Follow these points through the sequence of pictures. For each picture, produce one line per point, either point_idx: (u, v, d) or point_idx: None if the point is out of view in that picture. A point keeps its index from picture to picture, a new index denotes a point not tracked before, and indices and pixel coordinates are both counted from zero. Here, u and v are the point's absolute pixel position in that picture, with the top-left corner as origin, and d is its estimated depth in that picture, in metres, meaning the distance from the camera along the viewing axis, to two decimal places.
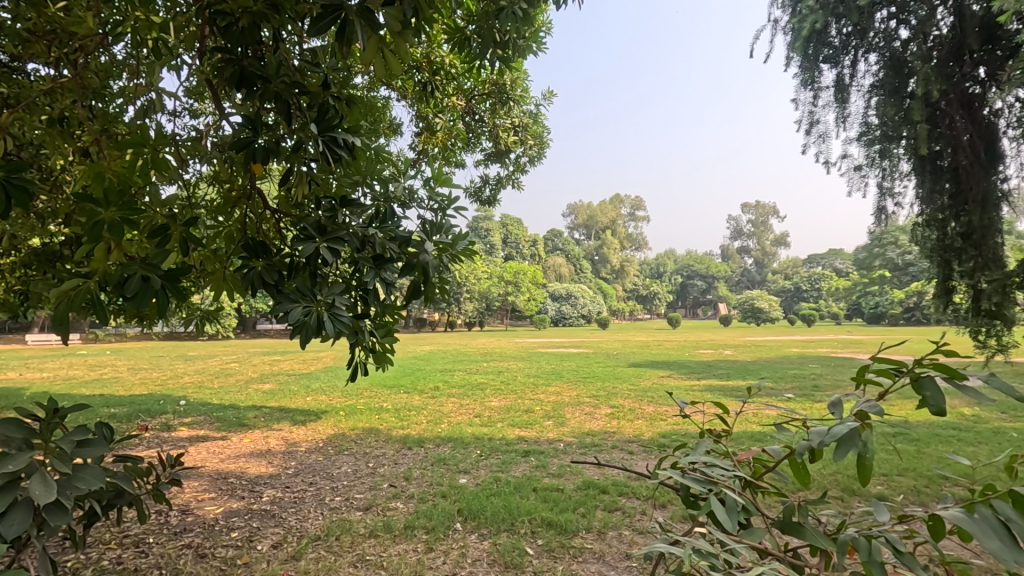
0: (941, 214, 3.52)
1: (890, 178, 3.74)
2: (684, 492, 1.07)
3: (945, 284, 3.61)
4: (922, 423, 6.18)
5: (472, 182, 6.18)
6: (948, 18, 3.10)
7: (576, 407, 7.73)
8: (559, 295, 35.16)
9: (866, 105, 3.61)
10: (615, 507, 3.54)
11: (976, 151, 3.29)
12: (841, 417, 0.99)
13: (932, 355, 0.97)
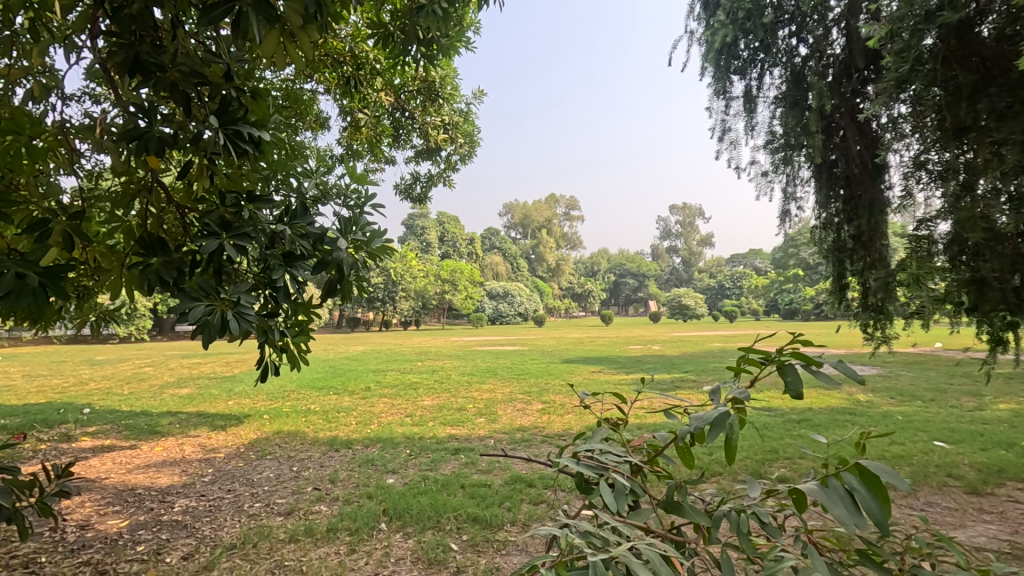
0: (837, 218, 3.80)
1: (794, 184, 3.99)
2: (578, 479, 1.13)
3: (840, 281, 3.89)
4: (824, 410, 6.72)
5: (402, 179, 6.10)
6: (838, 39, 3.38)
7: (509, 404, 7.82)
8: (496, 294, 35.31)
9: (771, 115, 3.86)
10: (540, 499, 3.64)
11: (865, 161, 3.58)
12: (718, 403, 1.08)
13: (792, 345, 1.07)
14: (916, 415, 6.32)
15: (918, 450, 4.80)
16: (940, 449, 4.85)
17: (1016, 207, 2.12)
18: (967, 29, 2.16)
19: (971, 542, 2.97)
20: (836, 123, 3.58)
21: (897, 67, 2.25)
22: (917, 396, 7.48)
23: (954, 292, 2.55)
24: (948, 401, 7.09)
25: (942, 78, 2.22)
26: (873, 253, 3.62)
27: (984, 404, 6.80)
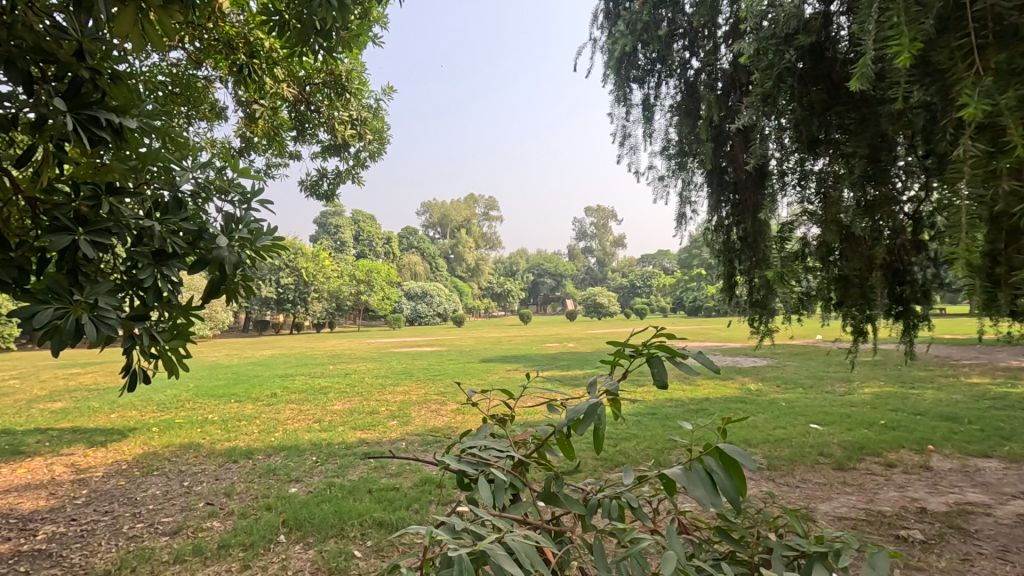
0: (728, 221, 3.63)
1: (691, 189, 3.76)
2: (459, 476, 1.14)
3: (730, 279, 3.75)
4: (720, 399, 7.24)
5: (307, 175, 5.84)
6: (726, 55, 3.07)
7: (423, 405, 7.73)
8: (414, 294, 34.76)
9: (667, 123, 3.54)
10: (449, 499, 3.63)
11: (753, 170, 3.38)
12: (593, 395, 1.12)
13: (658, 337, 1.13)
14: (797, 401, 6.98)
15: (796, 433, 5.30)
16: (815, 431, 5.38)
17: (866, 212, 2.23)
18: (822, 51, 2.13)
19: (835, 512, 3.32)
20: (725, 132, 3.26)
21: (761, 84, 2.12)
22: (798, 384, 8.26)
23: (825, 287, 2.63)
24: (823, 387, 7.89)
25: (799, 95, 2.16)
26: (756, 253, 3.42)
27: (852, 389, 7.64)
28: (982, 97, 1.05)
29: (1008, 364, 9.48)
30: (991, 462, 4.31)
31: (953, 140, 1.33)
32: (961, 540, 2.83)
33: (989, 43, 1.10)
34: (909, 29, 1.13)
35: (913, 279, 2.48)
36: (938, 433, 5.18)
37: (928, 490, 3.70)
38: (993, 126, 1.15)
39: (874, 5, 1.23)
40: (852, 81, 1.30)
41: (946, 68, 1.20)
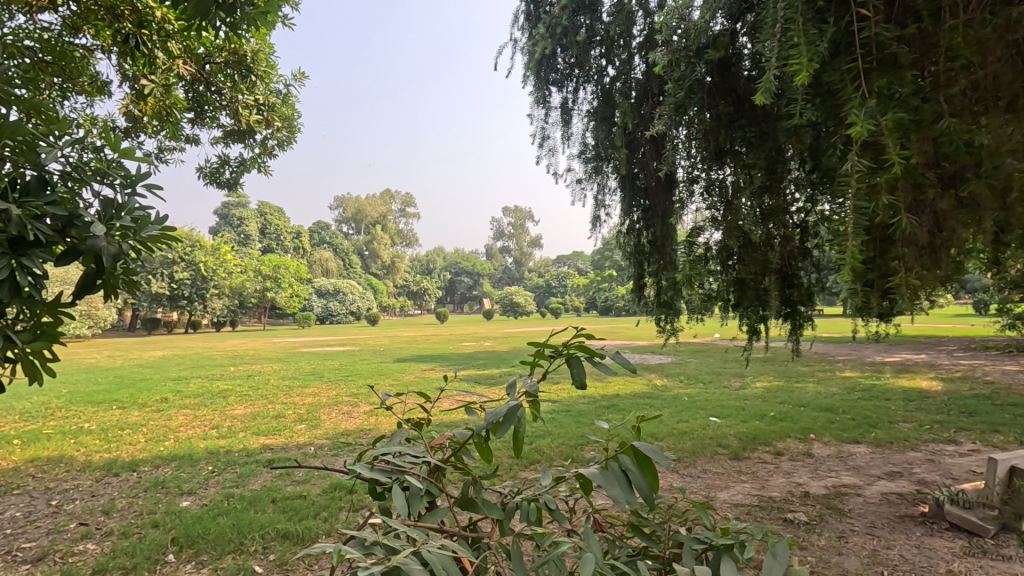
0: (639, 225, 3.62)
1: (604, 193, 3.73)
2: (371, 485, 1.07)
3: (638, 281, 3.75)
4: (629, 395, 7.56)
5: (206, 162, 5.39)
6: (640, 66, 3.12)
7: (334, 407, 7.41)
8: (325, 292, 33.33)
9: (584, 127, 3.54)
10: (360, 505, 3.50)
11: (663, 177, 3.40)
12: (513, 396, 1.10)
13: (578, 337, 1.13)
14: (698, 395, 7.44)
15: (698, 426, 5.63)
16: (714, 423, 5.75)
17: (763, 220, 2.41)
18: (728, 66, 2.25)
19: (731, 500, 3.56)
20: (638, 139, 3.30)
21: (676, 93, 2.21)
22: (699, 379, 8.80)
23: (723, 289, 2.75)
24: (722, 382, 8.48)
25: (708, 107, 2.26)
26: (664, 257, 3.47)
27: (745, 383, 8.27)
28: (867, 117, 1.14)
29: (874, 359, 10.69)
30: (861, 448, 4.82)
31: (841, 156, 1.44)
32: (837, 519, 3.13)
33: (873, 67, 1.20)
34: (806, 49, 1.21)
35: (800, 283, 2.66)
36: (818, 422, 5.73)
37: (810, 475, 4.07)
38: (875, 144, 1.25)
39: (776, 25, 1.31)
40: (757, 94, 1.36)
41: (837, 88, 1.29)
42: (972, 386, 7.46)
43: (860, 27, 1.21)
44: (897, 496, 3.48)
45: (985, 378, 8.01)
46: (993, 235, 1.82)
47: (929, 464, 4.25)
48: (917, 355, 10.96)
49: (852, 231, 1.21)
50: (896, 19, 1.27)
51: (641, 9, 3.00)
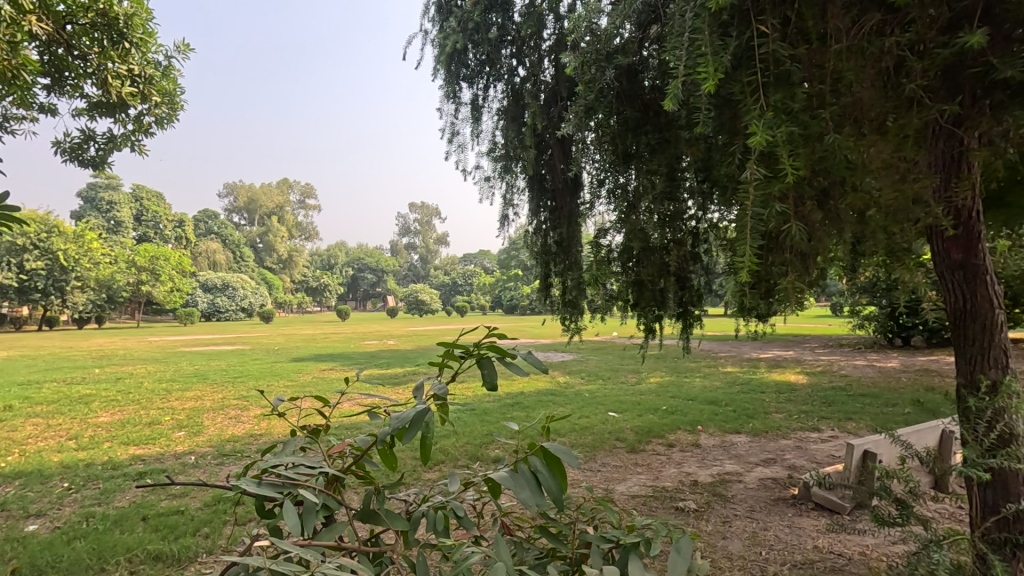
0: (545, 225, 3.62)
1: (512, 193, 3.69)
2: (258, 502, 0.96)
3: (545, 281, 3.75)
4: (533, 393, 7.70)
5: (66, 136, 4.71)
6: (550, 69, 3.13)
7: (219, 411, 6.82)
8: (212, 286, 30.71)
9: (494, 125, 3.48)
10: (248, 518, 3.23)
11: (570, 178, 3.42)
12: (420, 400, 1.04)
13: (489, 337, 1.09)
14: (598, 392, 7.74)
15: (598, 421, 5.85)
16: (613, 418, 6.00)
17: (662, 225, 2.52)
18: (635, 73, 2.32)
19: (629, 492, 3.72)
20: (546, 140, 3.30)
21: (586, 95, 2.25)
22: (598, 376, 9.17)
23: (624, 290, 2.82)
24: (619, 379, 8.88)
25: (616, 111, 2.32)
26: (570, 257, 3.50)
27: (640, 379, 8.73)
28: (765, 128, 1.22)
29: (751, 355, 11.75)
30: (742, 437, 5.26)
31: (738, 165, 1.54)
32: (721, 505, 3.38)
33: (770, 82, 1.29)
34: (713, 58, 1.27)
35: (691, 286, 2.81)
36: (704, 414, 6.17)
37: (698, 464, 4.37)
38: (770, 155, 1.34)
39: (684, 35, 1.36)
40: (665, 100, 1.40)
41: (738, 99, 1.37)
42: (830, 379, 8.44)
43: (759, 43, 1.30)
44: (772, 481, 3.82)
45: (839, 372, 9.10)
46: (856, 245, 2.04)
47: (798, 450, 4.73)
48: (786, 352, 12.20)
49: (749, 235, 1.28)
50: (790, 39, 1.38)
51: (551, 12, 3.02)
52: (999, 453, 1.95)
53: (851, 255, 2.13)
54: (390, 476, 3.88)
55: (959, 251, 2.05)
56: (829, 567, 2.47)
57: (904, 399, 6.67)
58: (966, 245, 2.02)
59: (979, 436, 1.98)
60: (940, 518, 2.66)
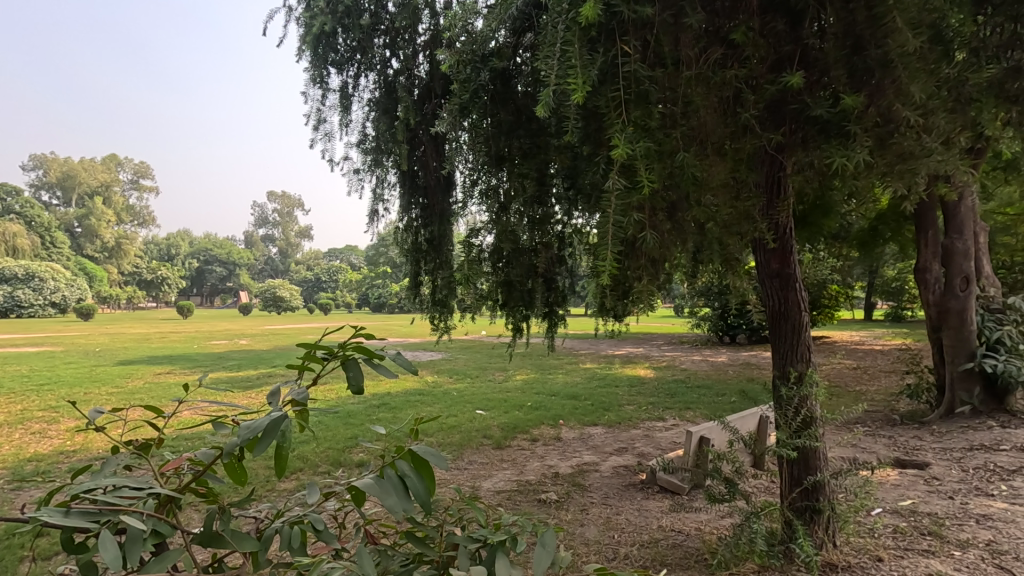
0: (416, 222, 3.52)
1: (383, 187, 3.52)
2: (65, 535, 0.81)
3: (414, 279, 3.65)
4: (400, 393, 7.53)
5: None
6: (424, 65, 3.06)
7: (17, 426, 5.70)
8: (9, 276, 25.61)
9: (364, 117, 3.30)
10: (53, 551, 2.73)
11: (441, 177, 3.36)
12: (275, 407, 0.95)
13: (356, 338, 1.03)
14: (466, 390, 7.81)
15: (465, 419, 5.88)
16: (480, 416, 6.08)
17: (531, 228, 2.59)
18: (508, 78, 2.37)
19: (494, 488, 3.79)
20: (419, 136, 3.21)
21: (461, 95, 2.24)
22: (467, 374, 9.23)
23: (494, 290, 2.83)
24: (487, 376, 9.04)
25: (489, 113, 2.36)
26: (441, 256, 3.46)
27: (507, 377, 8.96)
28: (627, 141, 1.30)
29: (607, 352, 12.65)
30: (598, 429, 5.63)
31: (602, 174, 1.64)
32: (580, 494, 3.59)
33: (631, 98, 1.39)
34: (582, 71, 1.32)
35: (557, 287, 2.92)
36: (565, 409, 6.50)
37: (560, 456, 4.60)
38: (630, 167, 1.44)
39: (556, 45, 1.41)
40: (537, 107, 1.42)
41: (605, 112, 1.45)
42: (673, 373, 9.39)
43: (623, 61, 1.40)
44: (624, 468, 4.14)
45: (681, 367, 10.14)
46: (698, 253, 2.28)
47: (646, 439, 5.18)
48: (637, 349, 13.33)
49: (610, 241, 1.35)
50: (649, 61, 1.50)
51: (427, 8, 2.97)
52: (803, 433, 2.30)
53: (693, 262, 2.38)
54: (238, 490, 3.54)
55: (777, 261, 2.39)
56: (671, 544, 2.73)
57: (731, 389, 7.63)
58: (782, 256, 2.37)
59: (789, 419, 2.33)
60: (758, 491, 3.08)
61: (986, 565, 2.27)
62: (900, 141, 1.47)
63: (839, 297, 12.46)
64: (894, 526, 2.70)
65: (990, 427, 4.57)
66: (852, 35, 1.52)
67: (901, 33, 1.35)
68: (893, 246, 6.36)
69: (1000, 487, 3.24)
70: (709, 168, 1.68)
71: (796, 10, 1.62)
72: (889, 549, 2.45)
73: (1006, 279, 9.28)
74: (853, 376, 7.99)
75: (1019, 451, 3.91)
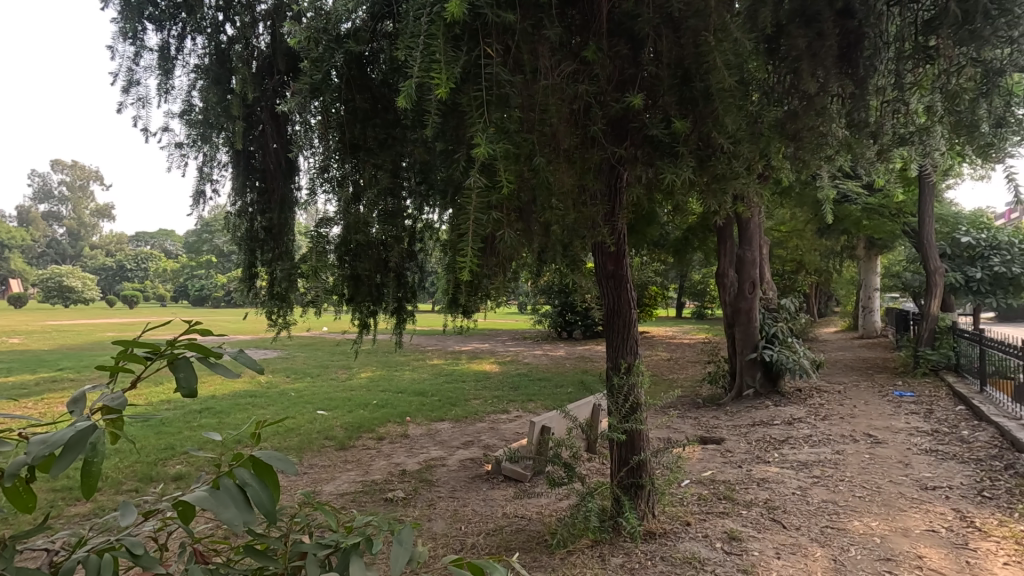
0: (252, 208, 3.20)
1: (211, 166, 3.14)
2: None
3: (248, 270, 3.31)
4: (226, 396, 6.80)
5: None
6: (264, 36, 2.80)
7: None
8: None
9: (191, 84, 2.91)
10: None
11: (282, 160, 3.09)
12: (80, 416, 0.81)
13: (188, 334, 0.92)
14: (305, 390, 7.32)
15: (304, 421, 5.51)
16: (321, 417, 5.75)
17: (383, 221, 2.50)
18: (363, 63, 2.27)
19: (337, 490, 3.62)
20: (257, 114, 2.93)
21: (311, 75, 2.08)
22: (306, 373, 8.65)
23: (340, 285, 2.62)
24: (328, 375, 8.57)
25: (343, 99, 2.23)
26: (281, 246, 3.18)
27: (351, 375, 8.59)
28: (487, 142, 1.33)
29: (454, 348, 12.77)
30: (445, 424, 5.67)
31: (461, 172, 1.65)
32: (427, 489, 3.58)
33: (492, 101, 1.42)
34: (446, 67, 1.31)
35: (407, 283, 2.88)
36: (412, 406, 6.44)
37: (407, 454, 4.54)
38: (490, 167, 1.47)
39: (419, 37, 1.38)
40: (398, 98, 1.37)
41: (468, 111, 1.46)
42: (516, 367, 9.82)
43: (485, 63, 1.43)
44: (470, 461, 4.23)
45: (524, 361, 10.64)
46: (544, 254, 2.42)
47: (491, 431, 5.36)
48: (483, 344, 13.70)
49: (470, 237, 1.35)
50: (510, 66, 1.56)
51: None
52: (631, 418, 2.58)
53: (541, 261, 2.51)
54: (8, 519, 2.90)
55: (612, 263, 2.64)
56: (514, 529, 2.86)
57: (568, 381, 8.22)
58: (616, 259, 2.62)
59: (619, 405, 2.60)
60: (592, 473, 3.36)
61: (764, 520, 2.75)
62: (715, 164, 1.72)
63: (657, 297, 14.10)
64: (699, 494, 3.14)
65: (766, 405, 5.55)
66: (681, 68, 1.73)
67: (719, 71, 1.57)
68: (700, 254, 7.38)
69: (774, 455, 3.95)
70: (558, 174, 1.79)
71: (637, 38, 1.80)
72: (695, 514, 2.84)
73: (781, 284, 11.31)
74: (667, 366, 9.12)
75: (786, 425, 4.81)
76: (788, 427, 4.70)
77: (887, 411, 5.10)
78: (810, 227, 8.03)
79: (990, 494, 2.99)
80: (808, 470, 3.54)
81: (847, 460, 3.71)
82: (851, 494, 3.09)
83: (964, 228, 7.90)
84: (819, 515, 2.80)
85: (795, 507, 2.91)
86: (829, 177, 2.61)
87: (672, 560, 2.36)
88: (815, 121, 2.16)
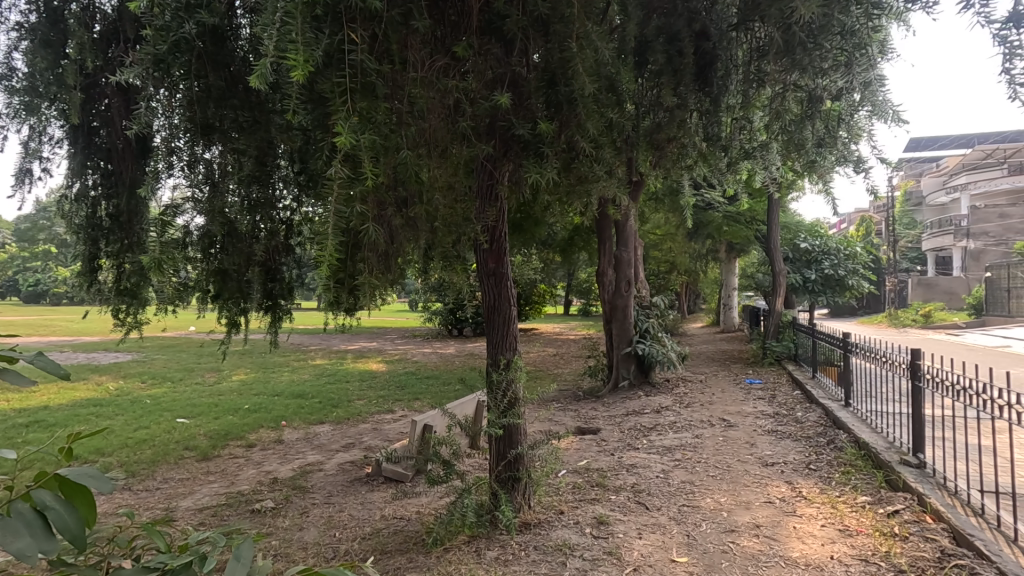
0: (94, 191, 2.81)
1: (40, 140, 2.70)
2: None
3: (90, 263, 2.90)
4: (63, 406, 5.94)
5: None
6: None
7: None
8: None
9: (12, 45, 2.49)
10: None
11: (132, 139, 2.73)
12: None
13: None
14: (163, 396, 6.60)
15: (160, 431, 4.97)
16: (181, 425, 5.22)
17: (249, 209, 2.30)
18: (221, 37, 2.08)
19: (196, 505, 3.31)
20: (99, 85, 2.57)
21: (155, 44, 1.87)
22: (166, 378, 7.80)
23: (201, 279, 2.37)
24: (193, 378, 7.81)
25: (196, 74, 2.01)
26: (129, 235, 2.81)
27: (220, 378, 7.90)
28: (350, 130, 1.27)
29: (339, 348, 12.25)
30: (325, 427, 5.41)
31: (325, 162, 1.56)
32: (300, 497, 3.39)
33: (356, 88, 1.36)
34: (304, 48, 1.23)
35: (282, 278, 2.68)
36: (289, 408, 6.06)
37: (279, 460, 4.26)
38: (354, 158, 1.41)
39: (275, 15, 1.28)
40: (250, 77, 1.26)
41: (329, 98, 1.39)
42: (404, 365, 9.62)
43: (348, 49, 1.37)
44: (349, 464, 4.07)
45: (412, 359, 10.47)
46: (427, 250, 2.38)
47: (373, 432, 5.20)
48: (370, 342, 13.29)
49: (332, 230, 1.27)
50: (377, 54, 1.51)
51: None
52: (509, 413, 2.62)
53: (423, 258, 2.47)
54: None
55: (493, 261, 2.66)
56: (391, 531, 2.79)
57: (455, 378, 8.20)
58: (497, 256, 2.65)
59: (498, 400, 2.63)
60: (472, 469, 3.38)
61: (630, 503, 2.94)
62: (580, 166, 1.82)
63: (545, 295, 14.58)
64: (573, 482, 3.29)
65: (639, 395, 5.96)
66: (549, 71, 1.79)
67: (581, 78, 1.64)
68: (582, 254, 7.72)
69: (643, 441, 4.24)
70: (430, 170, 1.76)
71: (508, 39, 1.83)
72: (568, 502, 2.96)
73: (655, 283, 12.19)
74: (552, 361, 9.44)
75: (655, 413, 5.19)
76: (656, 415, 5.07)
77: (739, 397, 5.70)
78: (680, 231, 8.73)
79: (815, 466, 3.45)
80: (671, 454, 3.84)
81: (703, 443, 4.09)
82: (706, 474, 3.41)
83: (804, 235, 9.03)
84: (677, 495, 3.05)
85: (657, 489, 3.14)
86: (690, 185, 2.84)
87: (544, 548, 2.44)
88: (676, 132, 2.34)
